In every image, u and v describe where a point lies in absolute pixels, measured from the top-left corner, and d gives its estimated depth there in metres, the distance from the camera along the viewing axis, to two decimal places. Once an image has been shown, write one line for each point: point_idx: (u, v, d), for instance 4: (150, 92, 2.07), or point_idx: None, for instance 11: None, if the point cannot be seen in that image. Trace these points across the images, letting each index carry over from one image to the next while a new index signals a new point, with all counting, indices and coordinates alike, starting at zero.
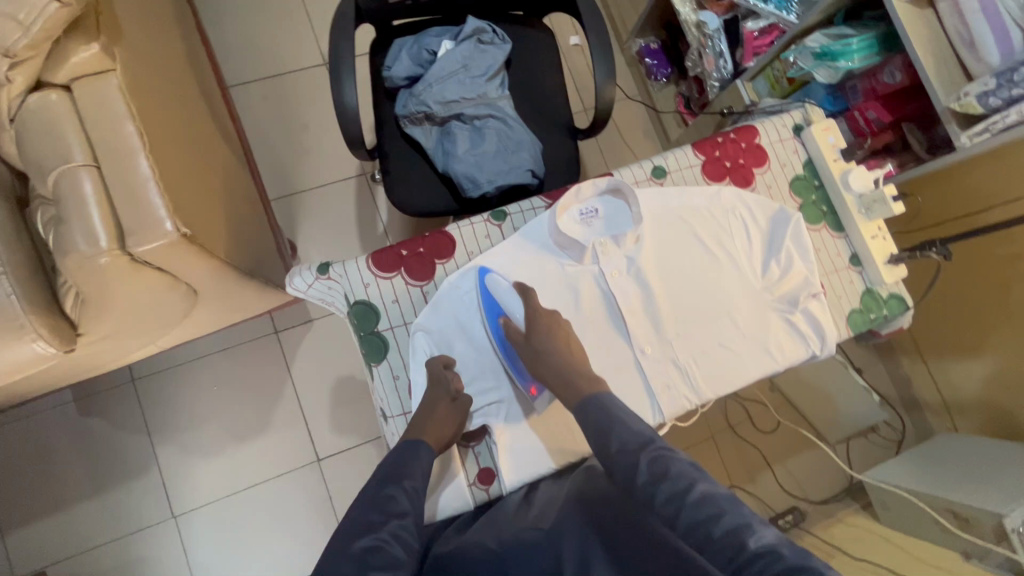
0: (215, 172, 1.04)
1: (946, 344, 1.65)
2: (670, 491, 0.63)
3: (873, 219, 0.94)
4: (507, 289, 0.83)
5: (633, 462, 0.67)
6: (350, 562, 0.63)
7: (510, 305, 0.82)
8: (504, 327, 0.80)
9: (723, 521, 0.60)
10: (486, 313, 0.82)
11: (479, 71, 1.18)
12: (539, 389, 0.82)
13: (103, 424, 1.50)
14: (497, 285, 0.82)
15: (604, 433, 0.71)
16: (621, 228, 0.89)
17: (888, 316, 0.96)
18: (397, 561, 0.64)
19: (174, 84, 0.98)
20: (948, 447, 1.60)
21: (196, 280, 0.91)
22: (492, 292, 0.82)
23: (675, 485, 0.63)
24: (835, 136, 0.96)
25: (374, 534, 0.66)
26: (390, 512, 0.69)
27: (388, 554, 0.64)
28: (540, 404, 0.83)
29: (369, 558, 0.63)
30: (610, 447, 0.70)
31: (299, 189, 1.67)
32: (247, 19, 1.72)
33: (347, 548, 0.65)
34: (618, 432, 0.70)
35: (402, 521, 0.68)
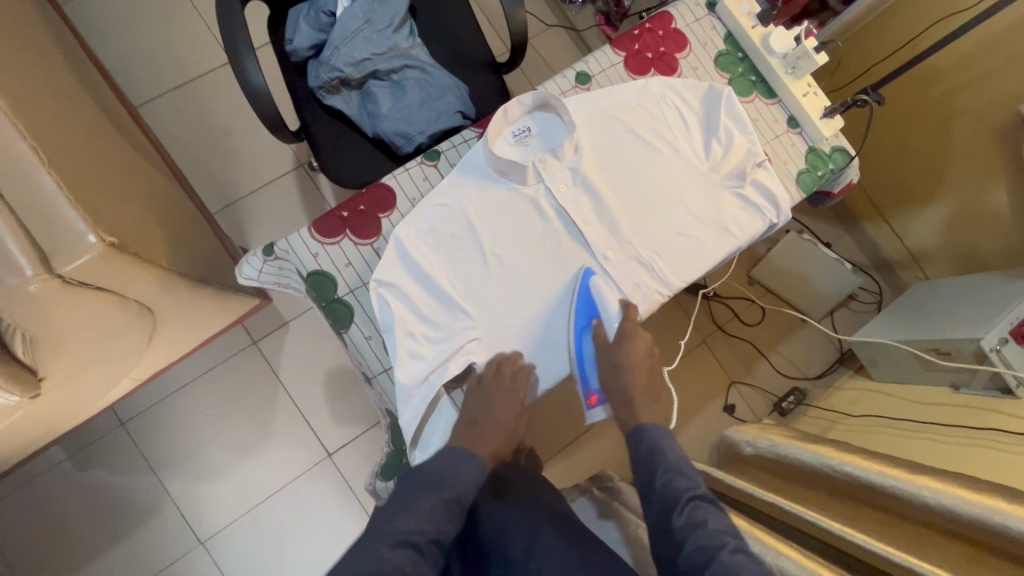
0: (137, 187, 0.99)
1: (904, 198, 1.69)
2: (699, 542, 0.70)
3: (801, 77, 0.94)
4: (611, 298, 0.85)
5: (672, 500, 0.76)
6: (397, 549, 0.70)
7: (611, 314, 0.85)
8: (596, 332, 0.86)
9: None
10: (580, 313, 0.85)
11: (384, 23, 1.13)
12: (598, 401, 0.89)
13: (104, 473, 1.47)
14: (599, 288, 0.84)
15: (649, 470, 0.81)
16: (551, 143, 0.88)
17: (835, 170, 0.97)
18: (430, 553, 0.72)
19: (64, 104, 0.92)
20: (923, 294, 1.66)
21: (145, 294, 0.88)
22: (594, 293, 0.85)
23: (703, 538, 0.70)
24: (748, 3, 0.95)
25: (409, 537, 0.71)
26: (430, 523, 0.73)
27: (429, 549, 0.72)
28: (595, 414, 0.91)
29: (405, 566, 0.69)
30: (655, 482, 0.79)
31: (239, 196, 1.62)
32: (136, 32, 1.62)
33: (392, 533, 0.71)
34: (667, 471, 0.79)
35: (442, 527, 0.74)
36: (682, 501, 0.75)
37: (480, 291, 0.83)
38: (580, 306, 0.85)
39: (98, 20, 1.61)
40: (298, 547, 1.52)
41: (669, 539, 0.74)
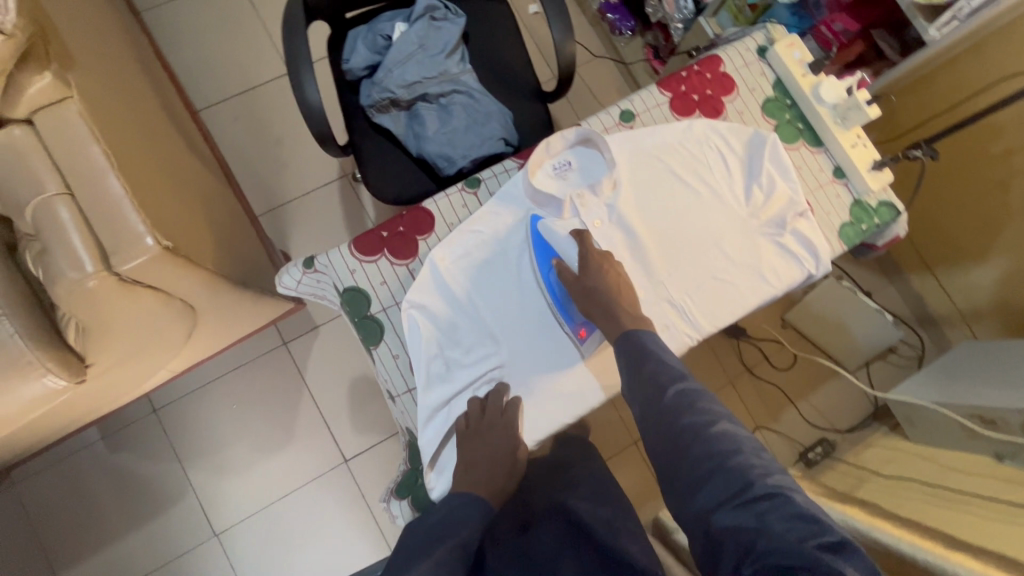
0: (193, 191, 1.05)
1: (954, 252, 1.62)
2: (694, 420, 0.70)
3: (850, 128, 0.92)
4: (563, 234, 0.84)
5: (661, 384, 0.73)
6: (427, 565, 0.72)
7: (564, 247, 0.83)
8: (557, 268, 0.82)
9: (739, 457, 0.66)
10: (536, 253, 0.83)
11: (437, 49, 1.17)
12: (587, 330, 0.82)
13: (132, 457, 1.53)
14: (550, 228, 0.84)
15: (639, 358, 0.76)
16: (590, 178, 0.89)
17: (880, 224, 0.94)
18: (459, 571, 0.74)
19: (136, 110, 0.99)
20: (969, 354, 1.59)
21: (190, 294, 0.93)
22: (544, 234, 0.84)
23: (699, 416, 0.70)
24: (800, 51, 0.94)
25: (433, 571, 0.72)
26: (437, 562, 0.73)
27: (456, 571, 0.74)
28: (589, 346, 0.83)
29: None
30: (642, 370, 0.75)
31: (284, 201, 1.68)
32: (205, 41, 1.73)
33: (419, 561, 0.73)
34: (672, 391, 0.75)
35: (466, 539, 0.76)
36: (669, 385, 0.73)
37: (508, 318, 0.83)
38: (535, 248, 0.84)
39: (172, 29, 1.71)
40: (308, 548, 1.54)
41: (658, 416, 0.72)
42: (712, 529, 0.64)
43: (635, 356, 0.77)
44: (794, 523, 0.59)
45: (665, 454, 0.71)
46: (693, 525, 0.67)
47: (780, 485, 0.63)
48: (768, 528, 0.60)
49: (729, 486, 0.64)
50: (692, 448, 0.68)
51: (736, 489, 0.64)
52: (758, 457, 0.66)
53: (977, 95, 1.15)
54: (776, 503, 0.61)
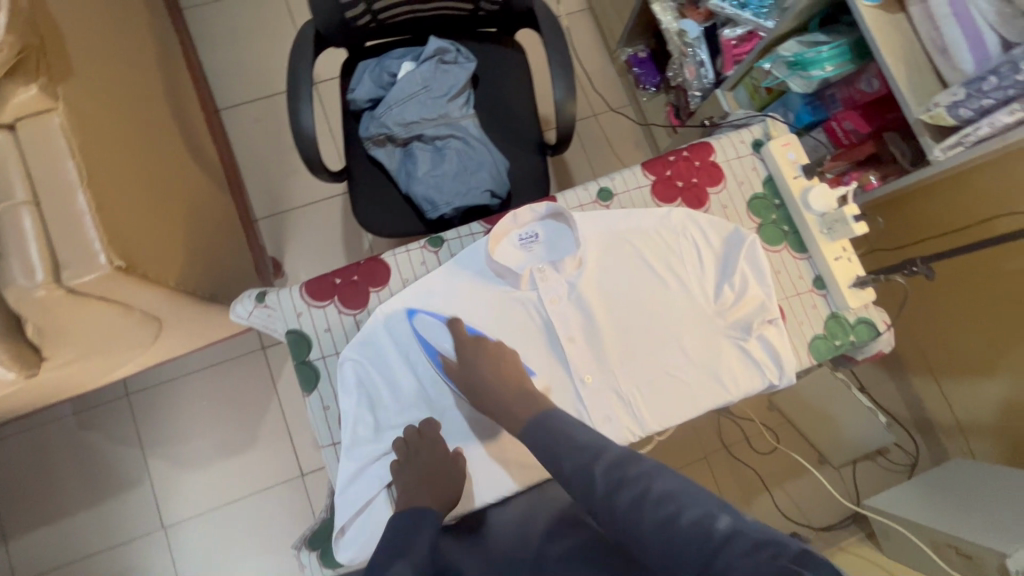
0: (178, 200, 1.07)
1: (958, 363, 1.53)
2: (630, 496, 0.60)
3: (836, 240, 0.88)
4: (437, 326, 0.83)
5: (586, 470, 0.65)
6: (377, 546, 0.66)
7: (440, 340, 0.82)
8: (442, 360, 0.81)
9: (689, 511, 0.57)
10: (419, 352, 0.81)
11: (440, 91, 1.17)
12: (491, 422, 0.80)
13: (98, 436, 1.56)
14: (423, 323, 0.82)
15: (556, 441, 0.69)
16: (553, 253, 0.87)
17: (856, 342, 0.90)
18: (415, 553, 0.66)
19: (135, 118, 1.02)
20: (961, 474, 1.49)
21: (149, 306, 0.94)
22: (421, 331, 0.82)
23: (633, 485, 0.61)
24: (795, 151, 0.91)
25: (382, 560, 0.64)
26: None
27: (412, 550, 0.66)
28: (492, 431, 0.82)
29: None
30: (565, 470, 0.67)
31: (286, 207, 1.71)
32: (239, 44, 1.78)
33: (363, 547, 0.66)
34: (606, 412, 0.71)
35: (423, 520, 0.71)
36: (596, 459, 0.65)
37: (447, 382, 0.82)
38: (418, 345, 0.82)
39: (211, 29, 1.78)
40: (249, 556, 1.53)
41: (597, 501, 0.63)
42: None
43: (546, 442, 0.70)
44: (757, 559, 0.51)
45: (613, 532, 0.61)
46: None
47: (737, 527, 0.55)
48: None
49: (694, 551, 0.55)
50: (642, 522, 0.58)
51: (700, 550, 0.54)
52: (703, 504, 0.58)
53: (1005, 215, 1.07)
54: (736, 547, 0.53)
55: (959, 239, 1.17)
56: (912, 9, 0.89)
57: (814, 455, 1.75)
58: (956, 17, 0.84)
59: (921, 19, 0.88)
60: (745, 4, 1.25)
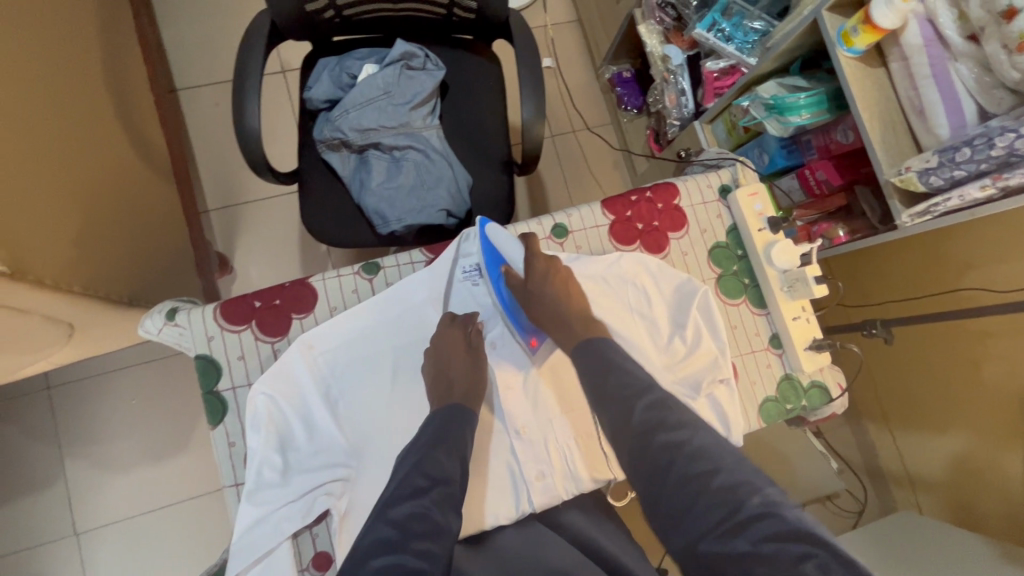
0: (101, 194, 0.98)
1: (912, 416, 1.53)
2: (668, 440, 0.64)
3: (796, 299, 0.85)
4: (508, 238, 0.82)
5: (630, 404, 0.67)
6: (395, 529, 0.62)
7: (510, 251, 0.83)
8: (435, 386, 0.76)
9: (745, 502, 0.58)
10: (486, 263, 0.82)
11: (403, 98, 1.09)
12: (538, 338, 0.82)
13: (13, 430, 1.45)
14: (497, 233, 0.82)
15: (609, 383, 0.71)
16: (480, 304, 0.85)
17: (808, 407, 0.86)
18: (442, 528, 0.62)
19: (56, 99, 0.92)
20: (907, 528, 1.48)
21: (52, 310, 0.85)
22: (493, 240, 0.82)
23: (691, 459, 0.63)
24: (762, 202, 0.87)
25: (396, 552, 0.60)
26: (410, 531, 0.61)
27: (433, 521, 0.63)
28: (540, 354, 0.83)
29: (413, 525, 0.62)
30: (606, 388, 0.70)
31: (241, 201, 1.61)
32: (204, 21, 1.67)
33: (386, 513, 0.63)
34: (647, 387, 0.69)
35: (446, 488, 0.66)
36: (640, 405, 0.67)
37: (371, 424, 0.75)
38: (485, 253, 0.83)
39: (175, 2, 1.66)
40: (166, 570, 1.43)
41: (633, 442, 0.66)
42: (698, 554, 0.58)
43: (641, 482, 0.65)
44: (782, 543, 0.54)
45: (641, 473, 0.64)
46: (682, 557, 0.59)
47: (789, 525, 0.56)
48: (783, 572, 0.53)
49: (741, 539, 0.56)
50: (672, 472, 0.62)
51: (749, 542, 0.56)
52: (744, 474, 0.61)
53: (968, 285, 1.06)
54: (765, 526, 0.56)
55: (923, 305, 1.15)
56: (892, 64, 0.85)
57: None
58: (934, 78, 0.81)
59: (901, 76, 0.85)
60: (730, 37, 1.20)
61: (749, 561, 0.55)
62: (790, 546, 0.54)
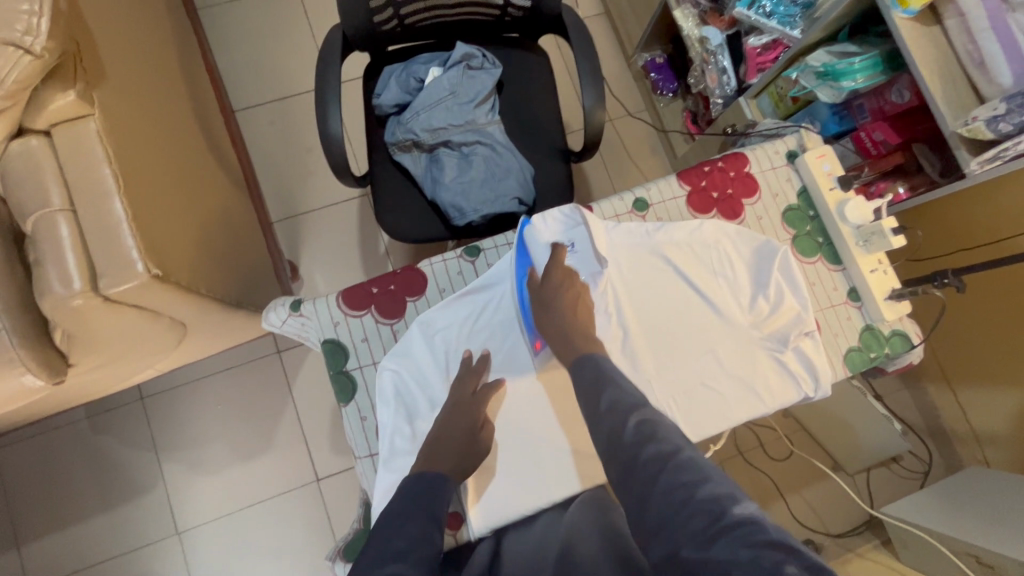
0: (205, 205, 1.07)
1: (973, 371, 1.53)
2: (655, 451, 0.61)
3: (871, 252, 0.89)
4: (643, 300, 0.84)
5: (620, 420, 0.65)
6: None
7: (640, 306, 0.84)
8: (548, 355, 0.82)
9: (706, 485, 0.56)
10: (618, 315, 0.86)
11: (467, 97, 1.16)
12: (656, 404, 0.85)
13: (111, 440, 1.55)
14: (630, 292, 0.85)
15: (594, 392, 0.71)
16: (542, 261, 0.84)
17: (890, 354, 0.90)
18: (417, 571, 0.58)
19: (165, 124, 1.01)
20: (975, 482, 1.49)
21: (180, 313, 0.93)
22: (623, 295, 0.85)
23: (661, 446, 0.61)
24: (830, 163, 0.92)
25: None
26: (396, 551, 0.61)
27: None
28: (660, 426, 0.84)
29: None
30: (599, 405, 0.69)
31: (302, 211, 1.69)
32: (256, 44, 1.77)
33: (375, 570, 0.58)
34: (613, 390, 0.70)
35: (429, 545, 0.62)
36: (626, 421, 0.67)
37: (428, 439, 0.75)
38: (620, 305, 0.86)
39: (227, 30, 1.76)
40: (263, 562, 1.51)
41: (622, 456, 0.63)
42: (679, 560, 0.52)
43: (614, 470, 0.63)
44: (755, 549, 0.50)
45: (628, 495, 0.60)
46: (660, 565, 0.54)
47: (754, 513, 0.53)
48: (735, 558, 0.50)
49: (699, 519, 0.53)
50: (657, 484, 0.58)
51: (706, 522, 0.53)
52: (726, 487, 0.57)
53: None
54: (744, 535, 0.51)
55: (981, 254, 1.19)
56: (949, 21, 0.89)
57: (829, 462, 1.73)
58: (994, 31, 0.85)
59: (957, 32, 0.89)
60: (771, 13, 1.23)
61: (728, 567, 0.49)
62: (765, 554, 0.49)
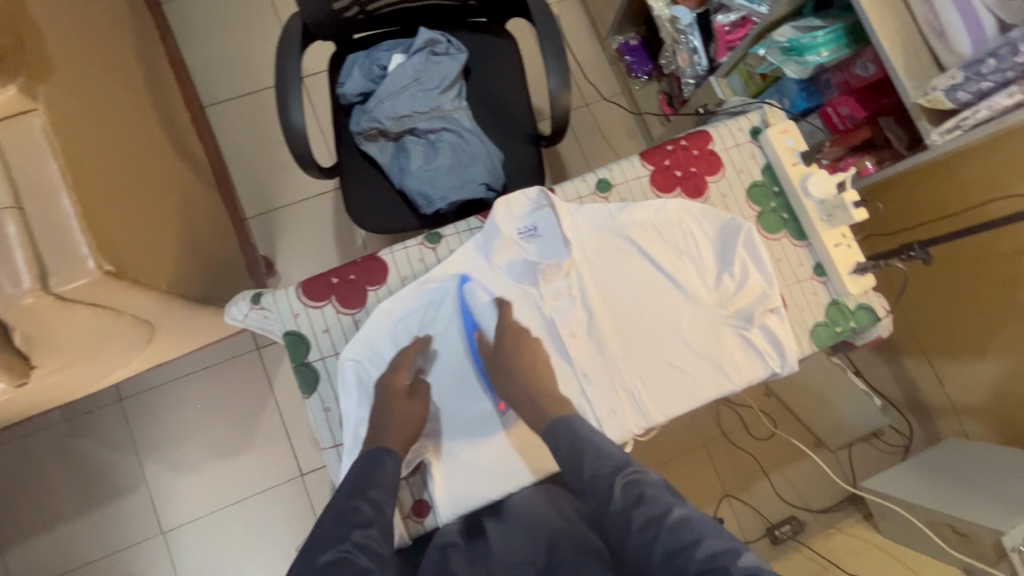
0: (167, 202, 1.05)
1: (950, 345, 1.55)
2: (646, 515, 0.61)
3: (836, 226, 0.89)
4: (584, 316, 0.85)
5: (606, 485, 0.64)
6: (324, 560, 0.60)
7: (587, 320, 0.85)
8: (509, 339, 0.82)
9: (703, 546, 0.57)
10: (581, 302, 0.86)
11: (432, 83, 1.15)
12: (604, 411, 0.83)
13: (91, 442, 1.54)
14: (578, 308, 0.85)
15: (576, 458, 0.69)
16: (490, 325, 0.84)
17: (856, 328, 0.90)
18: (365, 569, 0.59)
19: (121, 119, 0.99)
20: (953, 453, 1.51)
21: (142, 310, 0.92)
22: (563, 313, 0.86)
23: (652, 509, 0.61)
24: (793, 138, 0.91)
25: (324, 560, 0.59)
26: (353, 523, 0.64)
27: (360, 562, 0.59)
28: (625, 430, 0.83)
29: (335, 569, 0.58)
30: (582, 474, 0.67)
31: (277, 206, 1.67)
32: (223, 37, 1.73)
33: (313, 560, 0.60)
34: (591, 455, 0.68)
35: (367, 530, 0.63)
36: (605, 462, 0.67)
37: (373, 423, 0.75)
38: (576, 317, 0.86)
39: (192, 22, 1.73)
40: (250, 558, 1.52)
41: (614, 527, 0.63)
42: None
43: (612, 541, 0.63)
44: None
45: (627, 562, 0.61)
46: None
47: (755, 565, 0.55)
48: None
49: None
50: (656, 548, 0.58)
51: None
52: (725, 540, 0.58)
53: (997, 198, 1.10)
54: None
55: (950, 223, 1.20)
56: None
57: (811, 439, 1.75)
58: None
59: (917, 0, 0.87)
60: None
61: None
62: None
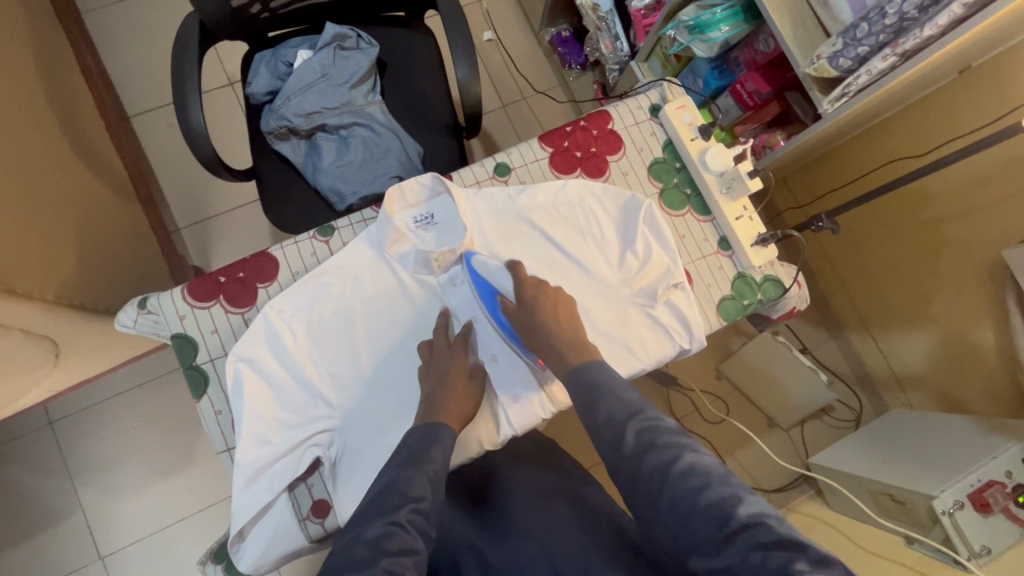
0: (64, 211, 1.01)
1: (887, 316, 1.56)
2: (661, 465, 0.59)
3: (736, 199, 0.89)
4: (496, 268, 0.81)
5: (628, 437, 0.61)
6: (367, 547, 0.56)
7: (499, 279, 0.80)
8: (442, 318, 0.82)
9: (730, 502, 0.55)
10: (480, 294, 0.82)
11: (341, 79, 1.12)
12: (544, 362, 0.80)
13: (20, 470, 1.48)
14: (486, 265, 0.81)
15: (594, 404, 0.65)
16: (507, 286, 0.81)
17: (764, 300, 0.90)
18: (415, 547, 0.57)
19: (7, 127, 0.95)
20: (898, 423, 1.52)
21: (30, 323, 0.88)
22: (480, 272, 0.82)
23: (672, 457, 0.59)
24: (690, 113, 0.92)
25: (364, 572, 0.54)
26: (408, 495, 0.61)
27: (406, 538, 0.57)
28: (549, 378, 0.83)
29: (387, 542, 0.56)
30: (598, 418, 0.65)
31: (209, 215, 1.63)
32: (146, 46, 1.69)
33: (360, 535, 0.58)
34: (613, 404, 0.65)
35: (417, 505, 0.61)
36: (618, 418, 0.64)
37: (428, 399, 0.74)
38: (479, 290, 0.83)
39: (113, 32, 1.68)
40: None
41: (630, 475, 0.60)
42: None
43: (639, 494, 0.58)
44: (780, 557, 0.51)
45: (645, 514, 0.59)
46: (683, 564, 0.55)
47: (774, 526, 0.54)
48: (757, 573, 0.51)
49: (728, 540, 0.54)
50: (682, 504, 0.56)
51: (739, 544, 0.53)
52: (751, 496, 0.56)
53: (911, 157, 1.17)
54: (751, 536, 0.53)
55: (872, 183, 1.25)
56: None
57: (764, 420, 1.75)
58: None
59: None
60: None
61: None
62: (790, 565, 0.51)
